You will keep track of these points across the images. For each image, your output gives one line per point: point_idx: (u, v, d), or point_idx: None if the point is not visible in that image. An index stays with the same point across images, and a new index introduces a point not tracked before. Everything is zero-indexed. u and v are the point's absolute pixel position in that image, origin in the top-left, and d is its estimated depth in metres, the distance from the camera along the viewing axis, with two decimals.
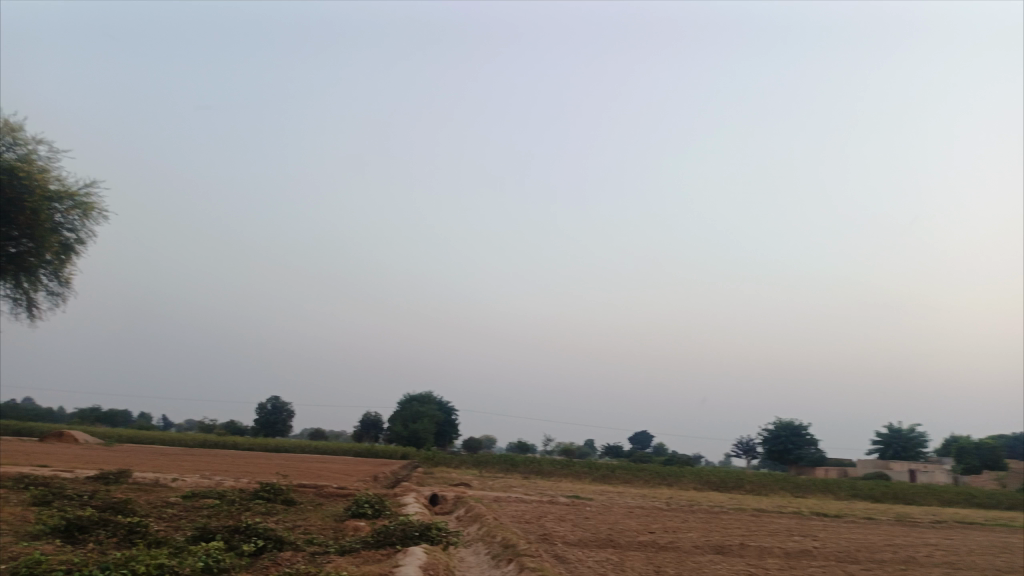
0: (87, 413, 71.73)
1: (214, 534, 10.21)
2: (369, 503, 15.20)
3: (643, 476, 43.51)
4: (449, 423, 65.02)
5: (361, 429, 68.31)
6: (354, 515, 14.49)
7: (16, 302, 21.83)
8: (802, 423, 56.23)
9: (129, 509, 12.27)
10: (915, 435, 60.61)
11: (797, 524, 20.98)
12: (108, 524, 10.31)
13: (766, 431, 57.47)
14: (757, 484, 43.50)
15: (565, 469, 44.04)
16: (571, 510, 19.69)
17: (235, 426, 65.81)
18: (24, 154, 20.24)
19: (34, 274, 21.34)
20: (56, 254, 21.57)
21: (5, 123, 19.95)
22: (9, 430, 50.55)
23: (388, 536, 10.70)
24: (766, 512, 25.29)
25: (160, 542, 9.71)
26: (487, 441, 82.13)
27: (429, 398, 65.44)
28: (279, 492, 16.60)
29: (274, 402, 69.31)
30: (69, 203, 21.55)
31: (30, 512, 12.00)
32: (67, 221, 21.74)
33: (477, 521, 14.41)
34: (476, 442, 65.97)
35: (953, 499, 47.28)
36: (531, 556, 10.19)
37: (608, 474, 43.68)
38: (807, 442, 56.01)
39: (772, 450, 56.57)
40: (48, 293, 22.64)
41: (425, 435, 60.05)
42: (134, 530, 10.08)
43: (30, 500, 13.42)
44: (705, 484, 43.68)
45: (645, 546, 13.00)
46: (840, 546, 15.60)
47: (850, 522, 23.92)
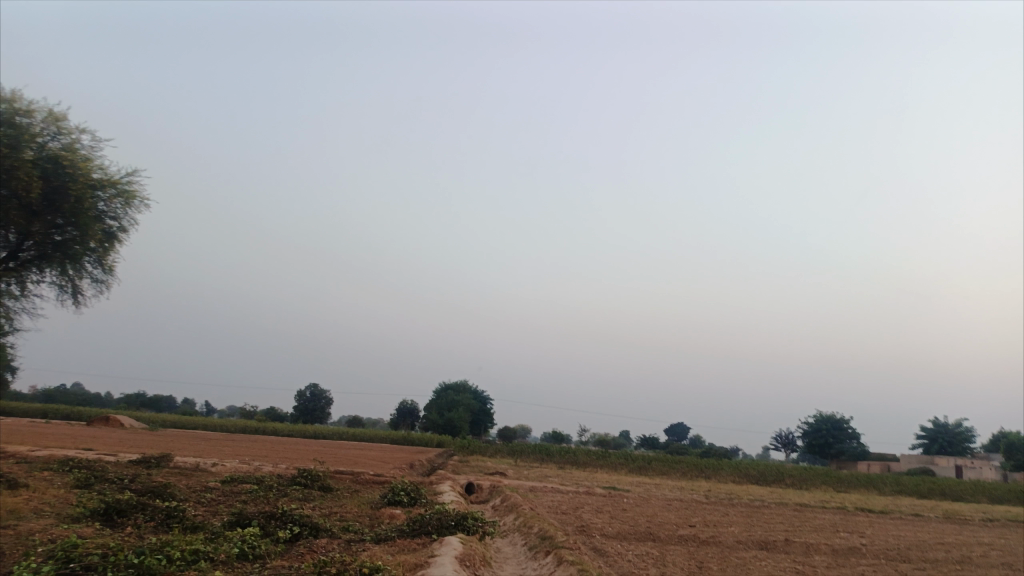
0: (133, 399, 73.56)
1: (250, 520, 10.16)
2: (405, 491, 15.11)
3: (680, 468, 42.97)
4: (484, 412, 65.11)
5: (397, 417, 68.77)
6: (390, 503, 14.42)
7: (62, 289, 22.22)
8: (844, 417, 55.04)
9: (168, 493, 12.33)
10: (962, 430, 58.88)
11: (842, 520, 20.34)
12: (146, 507, 10.32)
13: (807, 425, 56.37)
14: (797, 477, 42.69)
15: (601, 460, 43.69)
16: (608, 502, 19.39)
17: (275, 413, 66.86)
18: (68, 143, 20.50)
19: (79, 262, 21.69)
20: (100, 242, 21.91)
21: (49, 112, 20.19)
22: (59, 415, 52.02)
23: (423, 525, 10.53)
24: (809, 507, 24.67)
25: (196, 527, 9.69)
26: (523, 431, 81.92)
27: (465, 386, 65.63)
28: (316, 478, 16.65)
29: (313, 390, 70.13)
30: (112, 191, 21.85)
31: (72, 495, 12.13)
32: (110, 210, 22.05)
33: (513, 511, 14.20)
34: (511, 431, 65.96)
35: (1004, 496, 45.79)
36: (570, 548, 9.91)
37: (645, 466, 43.23)
38: (849, 436, 54.81)
39: (812, 444, 55.49)
40: (92, 280, 23.02)
41: (461, 424, 60.17)
42: (171, 514, 10.08)
43: (73, 483, 13.59)
44: (743, 477, 42.98)
45: (686, 540, 12.64)
46: (890, 544, 15.03)
47: (897, 519, 23.18)
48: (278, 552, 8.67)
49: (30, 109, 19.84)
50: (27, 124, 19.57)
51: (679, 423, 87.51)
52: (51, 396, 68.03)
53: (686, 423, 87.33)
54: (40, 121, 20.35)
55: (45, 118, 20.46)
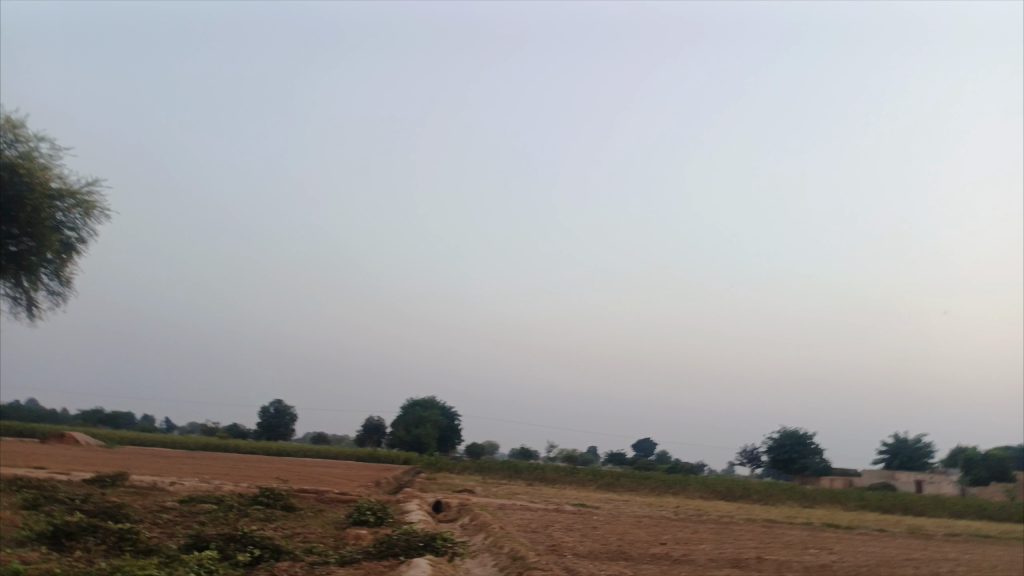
0: (90, 414, 71.45)
1: (208, 543, 9.71)
2: (372, 510, 14.70)
3: (649, 484, 42.91)
4: (452, 428, 64.44)
5: (363, 433, 67.77)
6: (356, 523, 14.00)
7: (16, 302, 21.41)
8: (808, 432, 55.54)
9: (122, 515, 11.80)
10: (921, 446, 59.82)
11: (811, 537, 20.39)
12: (98, 529, 9.82)
13: (771, 440, 56.74)
14: (764, 493, 42.90)
15: (569, 476, 43.44)
16: (579, 519, 19.18)
17: (238, 430, 65.43)
18: (25, 151, 19.82)
19: (34, 274, 20.93)
20: (57, 253, 21.18)
21: (6, 119, 19.54)
22: (11, 431, 50.23)
23: (390, 547, 10.19)
24: (776, 523, 24.72)
25: (151, 551, 9.22)
26: (491, 448, 81.09)
27: (432, 402, 64.93)
28: (279, 497, 16.15)
29: (277, 406, 68.85)
30: (71, 201, 21.17)
31: (19, 516, 11.52)
32: (68, 220, 21.36)
33: (484, 530, 13.91)
34: (479, 448, 65.39)
35: (963, 511, 46.56)
36: (543, 569, 9.65)
37: (613, 482, 43.08)
38: (812, 451, 55.33)
39: (776, 460, 55.87)
40: (48, 293, 22.22)
41: (428, 440, 59.48)
42: (125, 536, 9.61)
43: (20, 504, 12.94)
44: (711, 493, 43.06)
45: (658, 559, 12.44)
46: (858, 560, 15.05)
47: (864, 535, 23.33)
48: None
49: None
50: None
51: (641, 441, 85.49)
52: (3, 412, 65.75)
53: (651, 440, 85.81)
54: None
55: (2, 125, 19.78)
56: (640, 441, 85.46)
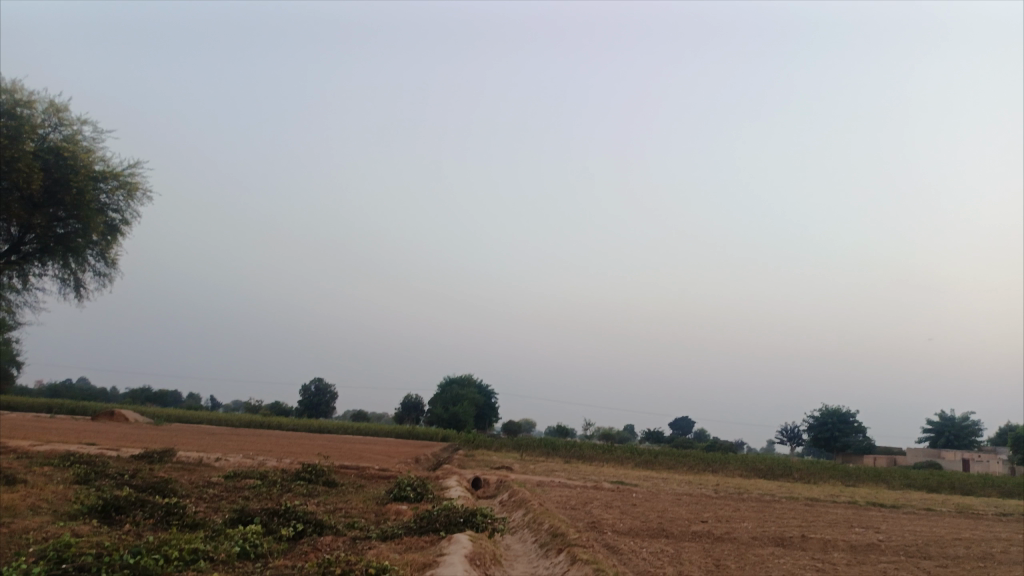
0: (138, 393, 73.57)
1: (253, 517, 9.85)
2: (412, 486, 14.80)
3: (687, 462, 42.62)
4: (489, 406, 64.83)
5: (402, 411, 68.60)
6: (396, 499, 14.12)
7: (64, 282, 21.93)
8: (850, 410, 54.44)
9: (169, 490, 12.04)
10: (969, 424, 58.30)
11: (855, 515, 20.00)
12: (146, 504, 10.01)
13: (811, 418, 55.78)
14: (805, 472, 42.30)
15: (607, 454, 43.39)
16: (618, 496, 19.11)
17: (280, 408, 66.70)
18: (69, 135, 20.17)
19: (81, 255, 21.38)
20: (103, 235, 21.60)
21: (50, 103, 19.86)
22: (64, 409, 51.87)
23: (431, 522, 10.22)
24: (819, 501, 24.31)
25: (197, 525, 9.38)
26: (527, 426, 81.35)
27: (469, 380, 65.35)
28: (320, 473, 16.35)
29: (317, 384, 70.02)
30: (114, 183, 21.52)
31: (71, 491, 11.82)
32: (112, 202, 21.74)
33: (523, 506, 13.89)
34: (515, 426, 65.69)
35: (1013, 490, 45.36)
36: (584, 546, 9.56)
37: (651, 460, 42.88)
38: (855, 430, 54.30)
39: (817, 437, 54.96)
40: (95, 274, 22.73)
41: (465, 418, 59.95)
42: (172, 510, 9.79)
43: (73, 478, 13.31)
44: (751, 471, 42.61)
45: (699, 537, 12.27)
46: (907, 540, 14.69)
47: (910, 514, 22.83)
48: (281, 550, 8.35)
49: (31, 100, 19.50)
50: (27, 114, 19.25)
51: (679, 419, 85.51)
52: (57, 391, 68.01)
53: (689, 419, 85.62)
54: (41, 111, 20.04)
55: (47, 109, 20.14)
56: (677, 419, 85.57)
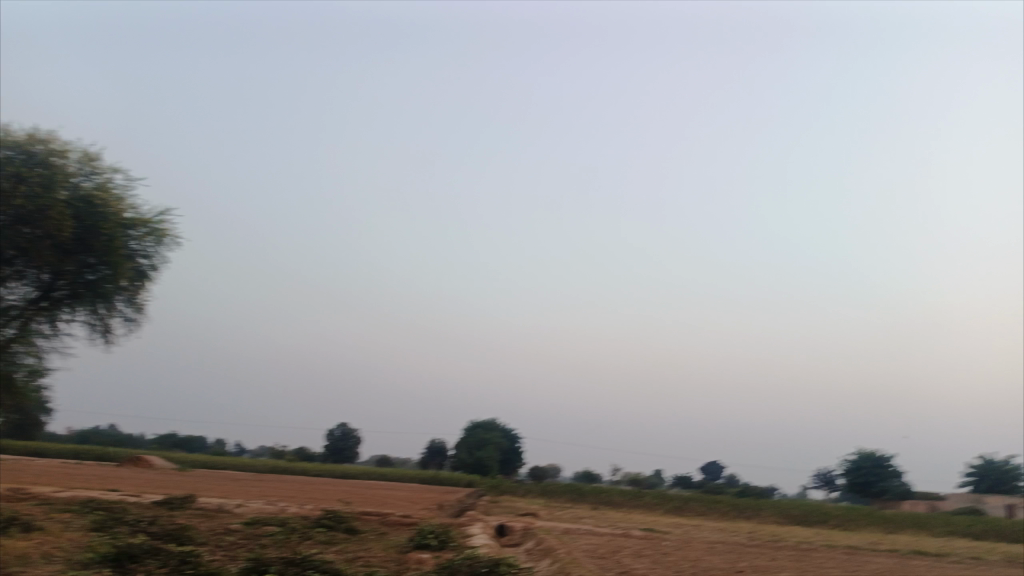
0: (165, 439, 73.84)
1: (268, 566, 9.49)
2: (434, 533, 14.36)
3: (719, 509, 41.37)
4: (514, 450, 63.81)
5: (426, 456, 67.87)
6: (418, 547, 13.66)
7: (93, 328, 22.00)
8: (886, 454, 52.82)
9: (187, 537, 11.74)
10: (1012, 468, 56.09)
11: (900, 565, 19.04)
12: (160, 552, 9.72)
13: (847, 463, 54.07)
14: (843, 518, 40.79)
15: (636, 500, 42.29)
16: (648, 545, 18.44)
17: (306, 453, 66.41)
18: (101, 182, 20.48)
19: (110, 301, 21.46)
20: (131, 281, 21.73)
21: (83, 152, 20.24)
22: (91, 455, 52.04)
23: (453, 572, 9.78)
24: (860, 549, 23.29)
25: (211, 575, 9.04)
26: (553, 471, 79.97)
27: (494, 424, 64.57)
28: (342, 520, 15.96)
29: (342, 429, 69.68)
30: (143, 229, 21.76)
31: (86, 538, 11.55)
32: (141, 248, 21.94)
33: (550, 555, 13.34)
34: (542, 471, 64.49)
35: None
36: None
37: (681, 506, 41.68)
38: (892, 474, 52.52)
39: (853, 482, 53.15)
40: (123, 320, 22.81)
41: (490, 463, 59.13)
42: (186, 559, 9.48)
43: (90, 525, 13.09)
44: (785, 518, 41.20)
45: None
46: None
47: (958, 564, 21.71)
48: None
49: (65, 150, 19.90)
50: (61, 164, 19.61)
51: (709, 464, 83.61)
52: (87, 437, 68.50)
53: (719, 464, 83.63)
54: (74, 160, 20.41)
55: (80, 158, 20.51)
56: (707, 464, 83.67)
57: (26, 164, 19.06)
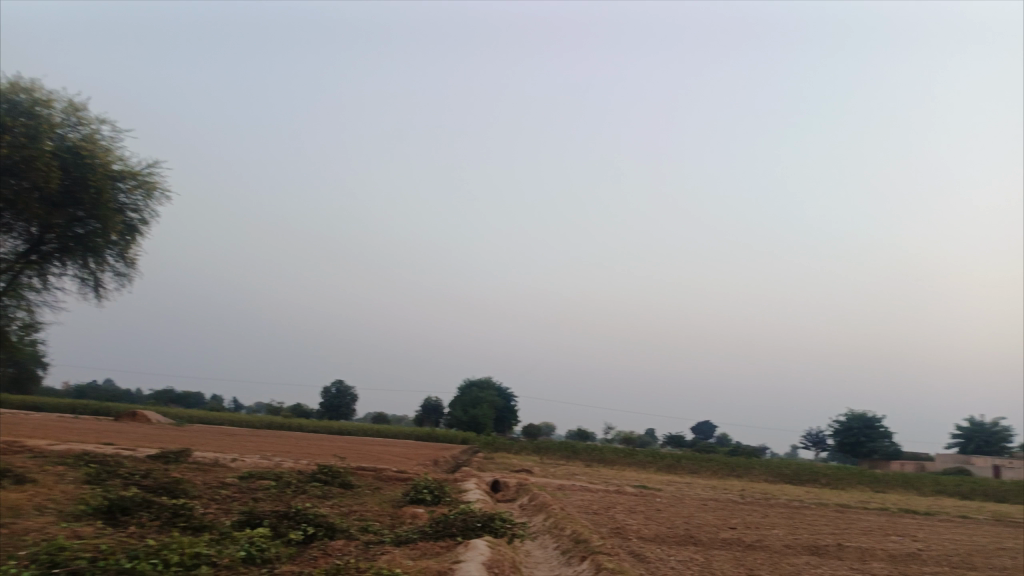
0: (162, 395, 74.10)
1: (261, 520, 9.44)
2: (429, 488, 14.36)
3: (711, 467, 41.82)
4: (509, 409, 64.25)
5: (422, 413, 68.34)
6: (413, 502, 13.69)
7: (84, 282, 21.76)
8: (876, 415, 53.32)
9: (180, 490, 11.67)
10: (999, 429, 56.79)
11: (889, 522, 19.27)
12: (152, 505, 9.65)
13: (837, 423, 54.60)
14: (832, 477, 41.32)
15: (629, 458, 42.70)
16: (641, 501, 18.56)
17: (302, 410, 66.79)
18: (87, 134, 20.02)
19: (101, 255, 21.18)
20: (121, 234, 21.43)
21: (68, 102, 19.74)
22: (88, 410, 52.14)
23: (447, 527, 9.75)
24: (850, 508, 23.52)
25: (203, 527, 8.98)
26: (547, 429, 80.62)
27: (489, 383, 64.90)
28: (336, 474, 15.96)
29: (338, 386, 69.98)
30: (133, 182, 21.37)
31: (80, 491, 11.51)
32: (130, 202, 21.58)
33: (544, 511, 13.40)
34: (535, 429, 65.00)
35: None
36: (609, 555, 8.99)
37: (674, 464, 42.13)
38: (881, 435, 53.12)
39: (843, 442, 53.70)
40: (114, 274, 22.57)
41: (485, 421, 59.57)
42: (178, 512, 9.42)
43: (84, 478, 13.04)
44: (776, 476, 41.72)
45: (730, 545, 11.73)
46: (949, 549, 13.97)
47: (947, 521, 21.99)
48: (289, 555, 7.94)
49: (49, 100, 19.42)
50: (46, 114, 19.16)
51: (700, 423, 84.49)
52: (83, 393, 68.62)
53: (710, 423, 84.48)
54: (60, 111, 19.94)
55: (65, 109, 20.01)
56: (699, 423, 84.54)
57: (10, 114, 18.59)
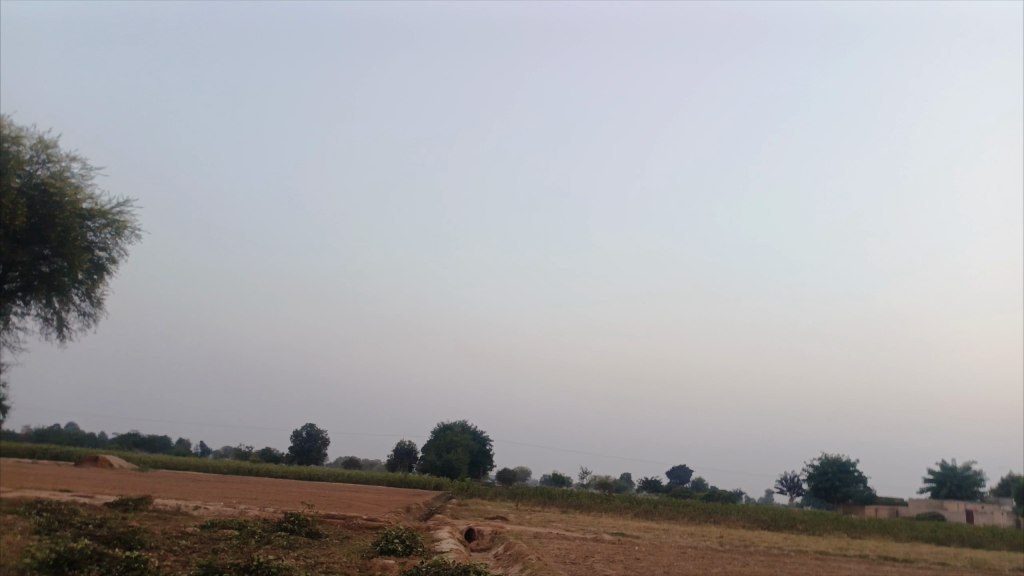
0: (126, 438, 71.94)
1: (220, 573, 8.92)
2: (400, 538, 13.82)
3: (688, 513, 41.25)
4: (483, 453, 63.33)
5: (395, 458, 67.01)
6: (383, 552, 13.12)
7: (47, 321, 21.04)
8: (850, 459, 53.17)
9: (136, 541, 11.06)
10: (971, 474, 56.98)
11: (869, 570, 19.00)
12: (104, 558, 9.10)
13: (812, 467, 54.38)
14: (810, 523, 40.96)
15: (605, 504, 42.04)
16: (619, 549, 18.13)
17: (271, 454, 65.18)
18: (57, 171, 19.59)
19: (66, 294, 20.52)
20: (89, 273, 20.84)
21: (39, 138, 19.36)
22: (48, 454, 50.35)
23: None
24: (829, 555, 23.18)
25: None
26: (522, 474, 79.59)
27: (464, 426, 63.98)
28: (303, 522, 15.33)
29: (308, 430, 68.47)
30: (101, 221, 20.86)
31: (30, 542, 10.89)
32: (99, 240, 21.05)
33: (520, 561, 12.93)
34: (510, 474, 63.90)
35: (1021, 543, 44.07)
36: None
37: (650, 510, 41.53)
38: (856, 480, 52.93)
39: (817, 487, 53.40)
40: (80, 314, 21.89)
41: (459, 466, 58.48)
42: (132, 565, 8.87)
43: (34, 528, 12.37)
44: (753, 522, 41.23)
45: None
46: None
47: (926, 569, 21.76)
48: None
49: (19, 136, 18.99)
50: (15, 150, 18.68)
51: (676, 467, 83.92)
52: (43, 436, 66.37)
53: (686, 467, 83.88)
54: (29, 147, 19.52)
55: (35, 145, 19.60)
56: (675, 467, 83.95)
57: None
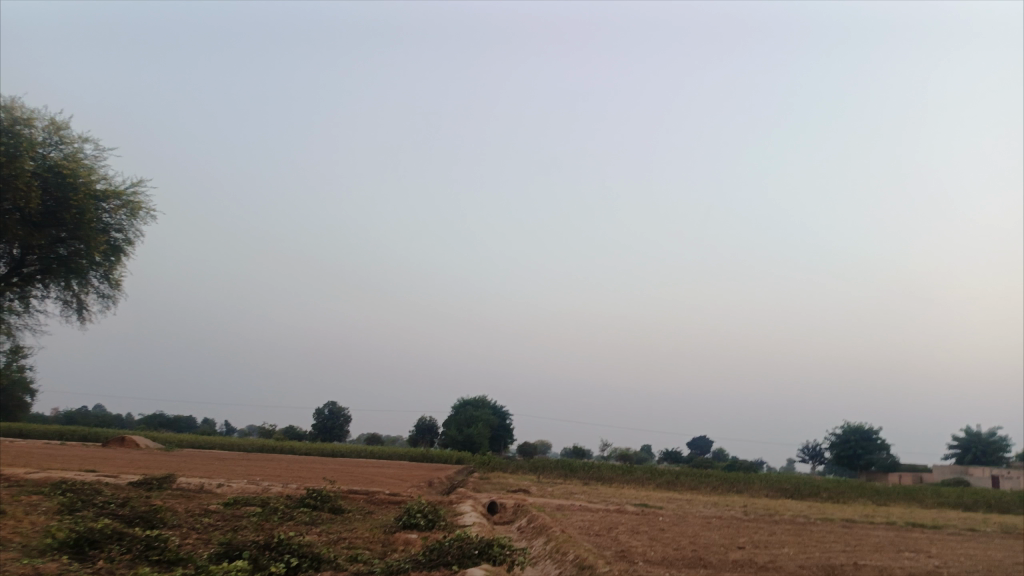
0: (152, 420, 72.91)
1: (241, 551, 8.79)
2: (422, 512, 13.69)
3: (710, 482, 41.10)
4: (504, 427, 63.60)
5: (416, 434, 67.43)
6: (406, 527, 13.02)
7: (67, 304, 21.06)
8: (873, 427, 52.57)
9: (157, 519, 10.99)
10: (996, 439, 56.26)
11: (898, 537, 18.68)
12: (125, 537, 9.04)
13: (834, 436, 53.92)
14: (834, 491, 40.65)
15: (627, 475, 41.95)
16: (643, 520, 17.93)
17: (294, 432, 65.78)
18: (69, 153, 19.43)
19: (84, 276, 20.50)
20: (106, 255, 20.77)
21: (49, 120, 19.16)
22: (76, 436, 51.06)
23: (441, 555, 9.09)
24: (858, 523, 22.90)
25: (178, 560, 8.35)
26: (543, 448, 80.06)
27: (484, 401, 64.27)
28: (326, 498, 15.26)
29: (331, 408, 68.97)
30: (116, 202, 20.74)
31: (53, 522, 10.85)
32: (114, 222, 20.97)
33: (544, 534, 12.76)
34: (531, 447, 64.08)
35: None
36: None
37: (673, 481, 41.38)
38: (878, 447, 52.39)
39: (840, 455, 52.99)
40: (98, 296, 21.89)
41: (480, 440, 58.71)
42: (151, 544, 8.76)
43: (58, 508, 12.34)
44: (777, 491, 40.93)
45: (741, 566, 11.05)
46: (963, 564, 13.48)
47: (957, 535, 21.38)
48: None
49: (30, 118, 18.82)
50: (28, 133, 18.53)
51: (697, 438, 83.95)
52: (72, 419, 67.38)
53: (707, 438, 83.82)
54: (41, 130, 19.37)
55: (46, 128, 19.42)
56: (696, 438, 83.99)
57: None
